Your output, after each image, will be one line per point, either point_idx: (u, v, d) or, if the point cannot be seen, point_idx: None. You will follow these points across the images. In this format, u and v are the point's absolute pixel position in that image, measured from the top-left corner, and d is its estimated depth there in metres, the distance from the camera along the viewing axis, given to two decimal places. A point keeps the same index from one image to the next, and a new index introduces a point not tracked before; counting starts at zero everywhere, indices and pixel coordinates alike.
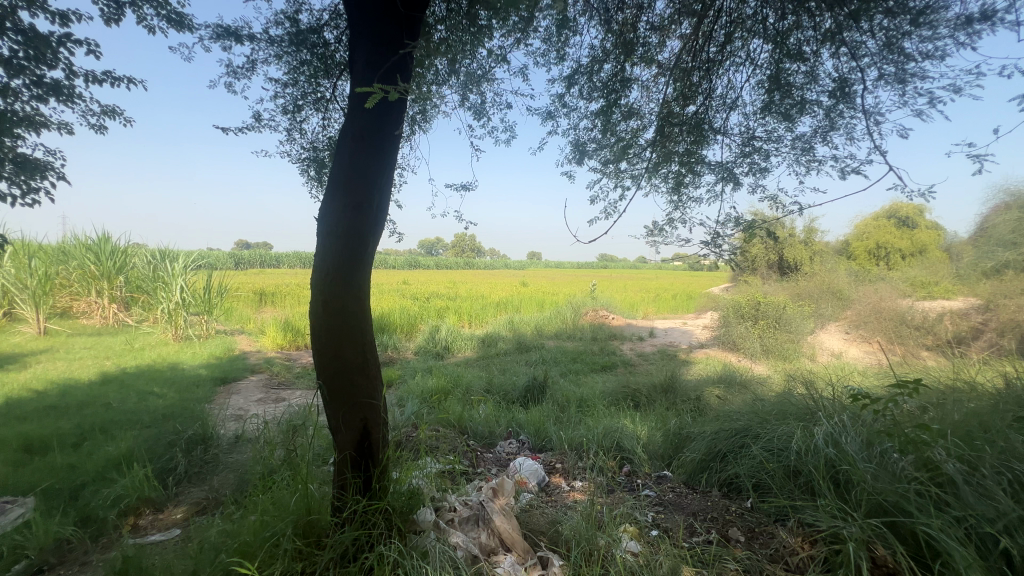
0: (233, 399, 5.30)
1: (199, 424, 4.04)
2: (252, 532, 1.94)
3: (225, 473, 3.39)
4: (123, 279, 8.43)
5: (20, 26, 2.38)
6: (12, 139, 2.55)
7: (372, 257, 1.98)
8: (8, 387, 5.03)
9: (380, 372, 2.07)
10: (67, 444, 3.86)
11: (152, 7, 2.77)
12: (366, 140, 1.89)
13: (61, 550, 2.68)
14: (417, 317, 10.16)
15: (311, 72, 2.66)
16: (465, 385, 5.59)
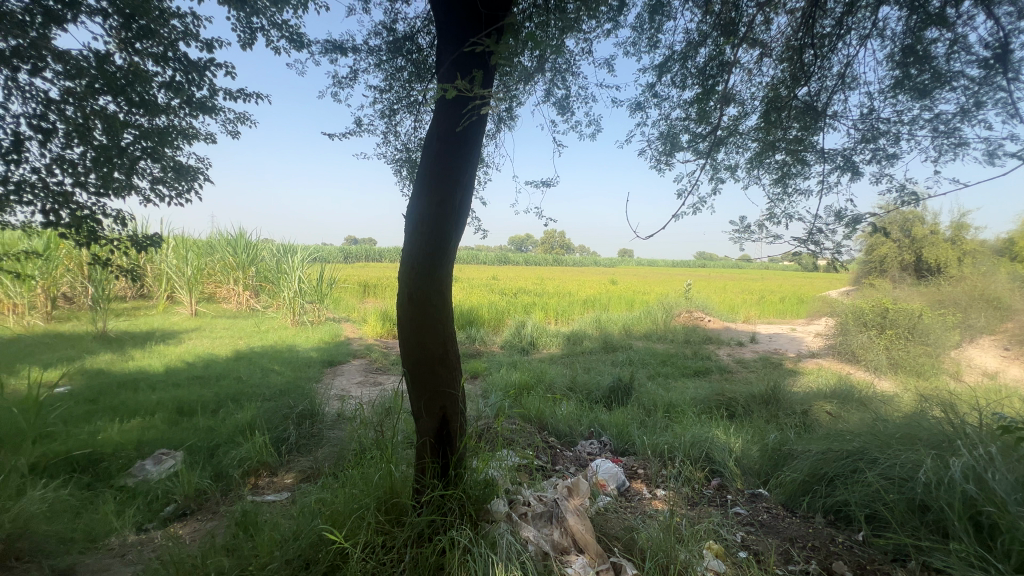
0: (337, 380, 5.84)
1: (308, 401, 4.50)
2: (341, 503, 2.12)
3: (327, 447, 3.75)
4: (254, 269, 9.67)
5: (178, 55, 2.82)
6: (172, 150, 3.03)
7: (454, 253, 2.06)
8: (167, 358, 6.04)
9: (459, 364, 2.15)
10: (208, 409, 4.55)
11: (277, 30, 3.13)
12: (450, 140, 1.97)
13: (199, 498, 3.16)
14: (505, 311, 10.38)
15: (406, 78, 2.82)
16: (549, 381, 5.59)
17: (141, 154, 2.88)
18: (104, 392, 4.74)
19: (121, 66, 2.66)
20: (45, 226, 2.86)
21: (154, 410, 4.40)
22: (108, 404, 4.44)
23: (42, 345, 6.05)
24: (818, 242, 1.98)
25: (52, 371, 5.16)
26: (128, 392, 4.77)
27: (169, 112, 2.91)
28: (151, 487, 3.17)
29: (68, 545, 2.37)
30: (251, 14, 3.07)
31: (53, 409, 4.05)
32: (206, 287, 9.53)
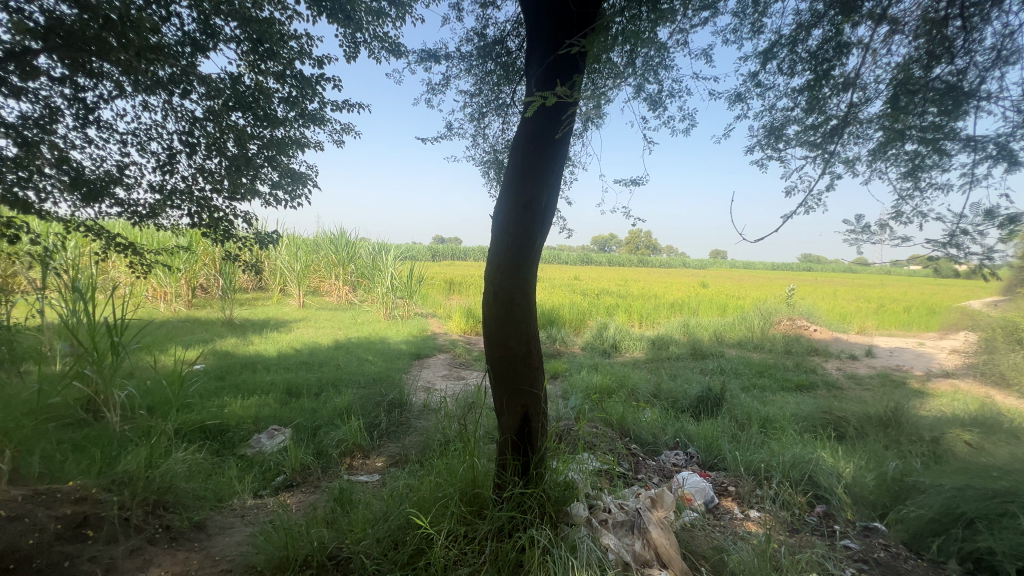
0: (424, 373, 6.14)
1: (398, 391, 4.80)
2: (427, 490, 2.22)
3: (414, 435, 3.97)
4: (353, 266, 10.50)
5: (295, 72, 3.14)
6: (288, 158, 3.38)
7: (539, 254, 2.08)
8: (280, 344, 6.77)
9: (542, 364, 2.16)
10: (313, 392, 5.02)
11: (378, 42, 3.36)
12: (537, 141, 1.99)
13: (304, 472, 3.50)
14: (586, 312, 10.24)
15: (495, 81, 2.88)
16: (631, 386, 5.43)
17: (263, 162, 3.25)
18: (230, 371, 5.43)
19: (249, 85, 3.03)
20: (189, 226, 3.34)
21: (269, 390, 4.95)
22: (233, 382, 5.07)
23: (184, 328, 7.08)
24: (963, 244, 1.71)
25: (191, 351, 6.02)
26: (248, 373, 5.42)
27: (286, 124, 3.24)
28: (265, 458, 3.57)
29: (202, 502, 2.73)
30: (356, 30, 3.32)
31: (192, 383, 4.72)
32: (312, 281, 10.52)
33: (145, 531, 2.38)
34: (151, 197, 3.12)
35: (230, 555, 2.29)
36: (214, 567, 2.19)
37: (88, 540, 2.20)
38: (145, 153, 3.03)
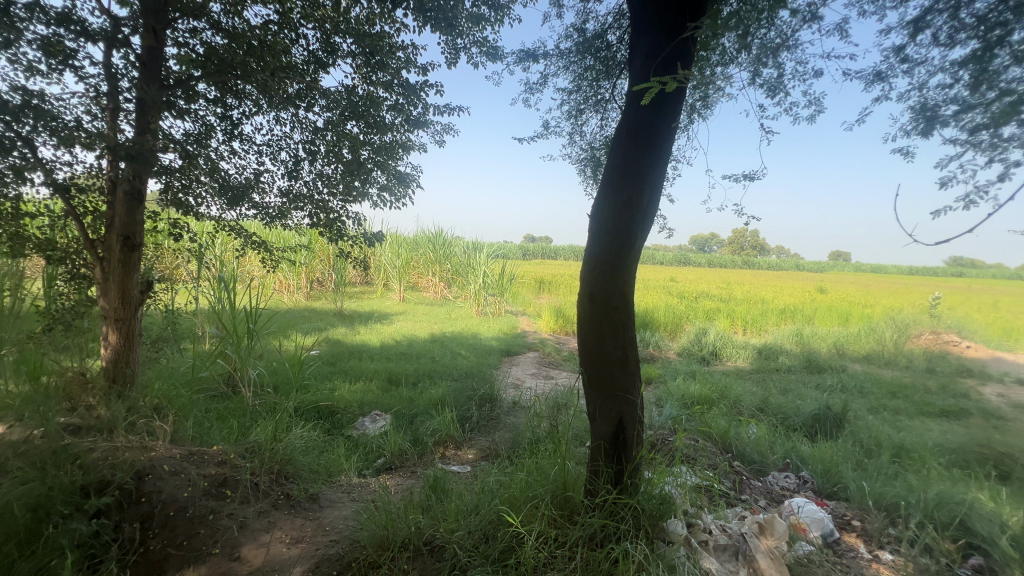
0: (514, 370, 6.24)
1: (488, 386, 4.93)
2: (518, 489, 2.24)
3: (504, 431, 4.04)
4: (448, 264, 10.99)
5: (402, 81, 3.33)
6: (395, 162, 3.60)
7: (639, 254, 1.99)
8: (383, 336, 7.29)
9: (639, 370, 2.07)
10: (411, 381, 5.34)
11: (477, 47, 3.45)
12: (639, 136, 1.90)
13: (402, 456, 3.73)
14: (683, 316, 9.70)
15: (593, 76, 2.81)
16: (734, 398, 5.02)
17: (373, 166, 3.50)
18: (340, 358, 5.97)
19: (362, 95, 3.27)
20: (310, 226, 3.70)
21: (373, 377, 5.36)
22: (342, 368, 5.57)
23: (304, 317, 7.93)
24: None
25: (309, 338, 6.72)
26: (356, 360, 5.92)
27: (393, 130, 3.46)
28: (369, 440, 3.86)
29: (316, 475, 3.02)
30: (457, 36, 3.44)
31: (309, 367, 5.27)
32: (411, 277, 11.19)
33: (270, 496, 2.68)
34: (280, 201, 3.51)
35: (339, 527, 2.50)
36: (325, 536, 2.41)
37: (226, 498, 2.53)
38: (276, 161, 3.41)
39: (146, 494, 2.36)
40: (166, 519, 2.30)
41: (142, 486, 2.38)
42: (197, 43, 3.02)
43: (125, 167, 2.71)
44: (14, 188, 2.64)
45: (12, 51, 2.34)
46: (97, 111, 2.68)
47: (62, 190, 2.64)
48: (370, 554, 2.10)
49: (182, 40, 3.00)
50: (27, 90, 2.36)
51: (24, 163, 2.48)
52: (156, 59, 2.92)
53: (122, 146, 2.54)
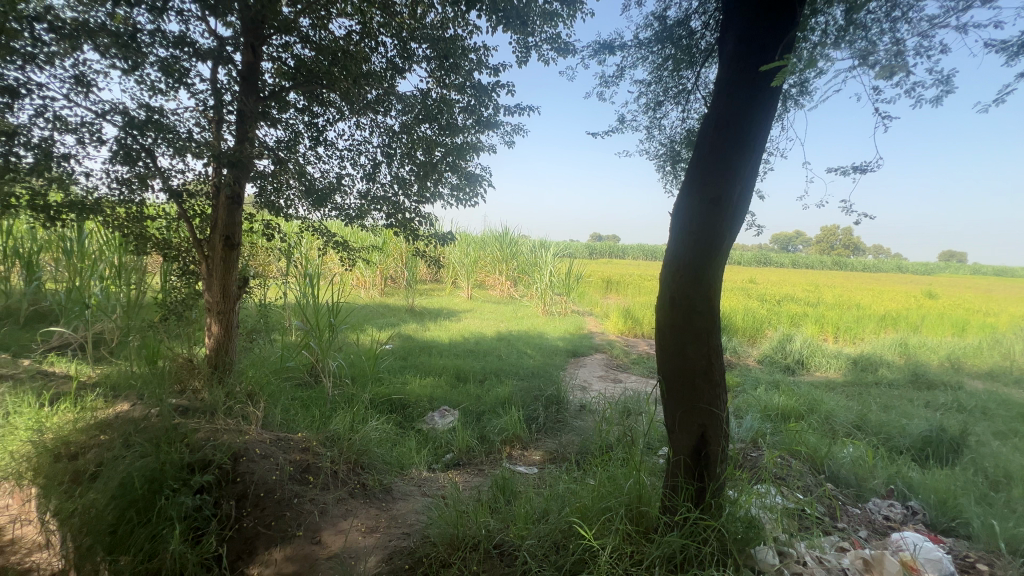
0: (581, 371, 6.13)
1: (555, 387, 4.88)
2: (590, 499, 2.16)
3: (571, 434, 3.97)
4: (515, 262, 11.05)
5: (474, 83, 3.35)
6: (466, 163, 3.64)
7: (726, 255, 1.84)
8: (451, 332, 7.47)
9: (725, 380, 1.92)
10: (478, 379, 5.42)
11: (549, 44, 3.40)
12: (730, 128, 1.76)
13: (469, 453, 3.79)
14: (764, 320, 9.03)
15: (673, 66, 2.65)
16: (824, 412, 4.57)
17: (445, 167, 3.56)
18: (412, 353, 6.18)
19: (436, 99, 3.34)
20: (386, 226, 3.84)
21: (442, 373, 5.49)
22: (413, 363, 5.76)
23: (378, 313, 8.33)
24: None
25: (383, 332, 7.04)
26: (426, 356, 6.10)
27: (465, 131, 3.49)
28: (438, 435, 3.95)
29: (390, 468, 3.14)
30: (529, 34, 3.41)
31: (383, 361, 5.50)
32: (479, 275, 11.36)
33: (347, 484, 2.81)
34: (359, 202, 3.68)
35: (410, 520, 2.56)
36: (397, 528, 2.48)
37: (309, 483, 2.68)
38: (356, 165, 3.58)
39: (240, 474, 2.55)
40: (257, 500, 2.47)
41: (237, 467, 2.57)
42: (289, 57, 3.24)
43: (227, 173, 2.96)
44: (138, 194, 2.99)
45: (138, 73, 2.64)
46: (204, 122, 2.95)
47: (175, 195, 2.94)
48: (441, 552, 2.12)
49: (275, 54, 3.22)
50: (149, 107, 2.66)
51: (146, 171, 2.79)
52: (254, 73, 3.17)
53: (224, 154, 2.78)
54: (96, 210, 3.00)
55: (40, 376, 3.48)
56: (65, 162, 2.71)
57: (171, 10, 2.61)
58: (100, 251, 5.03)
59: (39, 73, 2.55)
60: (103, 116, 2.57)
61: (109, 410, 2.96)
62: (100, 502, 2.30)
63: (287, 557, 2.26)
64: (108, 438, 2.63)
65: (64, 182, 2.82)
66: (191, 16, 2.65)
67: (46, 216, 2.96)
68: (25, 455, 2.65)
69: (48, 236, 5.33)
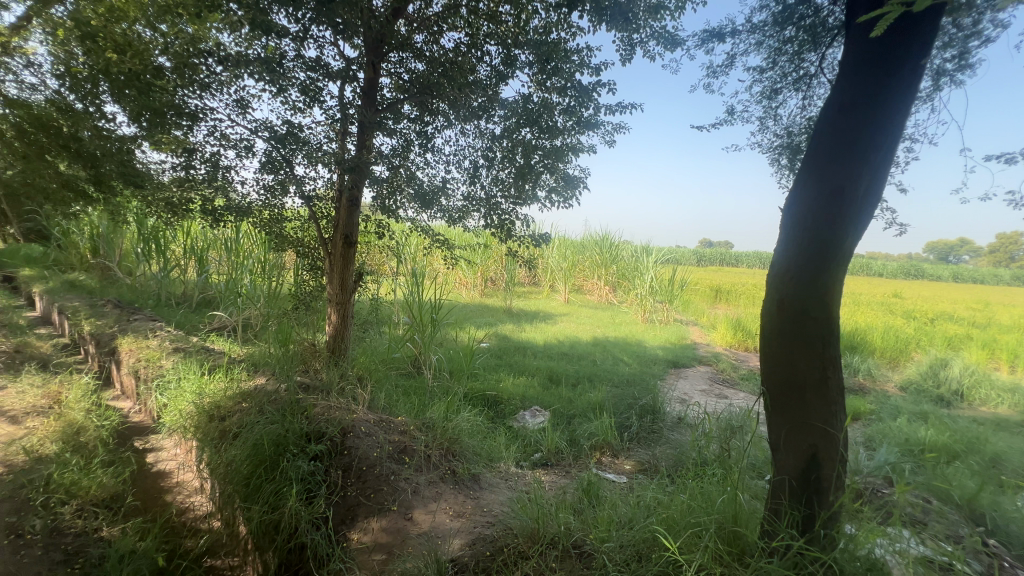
0: (681, 383, 5.77)
1: (651, 396, 4.66)
2: (678, 512, 2.05)
3: (666, 447, 3.77)
4: (614, 267, 10.72)
5: (576, 85, 3.35)
6: (565, 165, 3.66)
7: (849, 254, 1.62)
8: (546, 335, 7.52)
9: (843, 397, 1.69)
10: (571, 383, 5.38)
11: (654, 39, 3.28)
12: (855, 112, 1.56)
13: (558, 455, 3.78)
14: (909, 341, 7.73)
15: (795, 49, 2.39)
16: (988, 453, 3.78)
17: (543, 169, 3.61)
18: (507, 352, 6.33)
19: (537, 102, 3.40)
20: (485, 228, 3.99)
21: (536, 374, 5.55)
22: (508, 362, 5.90)
23: (477, 312, 8.68)
24: None
25: (481, 330, 7.31)
26: (520, 356, 6.22)
27: (564, 133, 3.51)
28: (528, 434, 4.00)
29: (479, 458, 3.25)
30: (633, 31, 3.32)
31: (479, 358, 5.72)
32: (577, 279, 11.26)
33: (439, 468, 2.96)
34: (462, 204, 3.87)
35: (495, 510, 2.63)
36: (482, 517, 2.55)
37: (405, 463, 2.87)
38: (460, 169, 3.77)
39: (347, 448, 2.82)
40: (360, 472, 2.71)
41: (345, 441, 2.85)
42: (404, 71, 3.53)
43: (348, 178, 3.32)
44: (278, 197, 3.47)
45: (284, 95, 3.07)
46: (332, 134, 3.34)
47: (307, 198, 3.37)
48: (520, 544, 2.16)
49: (393, 70, 3.53)
50: (290, 123, 3.07)
51: (285, 178, 3.24)
52: (374, 88, 3.51)
53: (347, 161, 3.12)
54: (248, 212, 3.55)
55: (204, 350, 4.19)
56: (227, 172, 3.24)
57: (310, 38, 3.00)
58: (251, 248, 5.92)
59: (211, 99, 3.08)
60: (255, 132, 3.04)
61: (250, 382, 3.46)
62: (239, 457, 2.70)
63: (383, 528, 2.45)
64: (248, 406, 3.08)
65: (226, 189, 3.38)
66: (325, 41, 3.02)
67: (212, 217, 3.57)
68: (189, 413, 3.21)
69: (215, 236, 6.41)
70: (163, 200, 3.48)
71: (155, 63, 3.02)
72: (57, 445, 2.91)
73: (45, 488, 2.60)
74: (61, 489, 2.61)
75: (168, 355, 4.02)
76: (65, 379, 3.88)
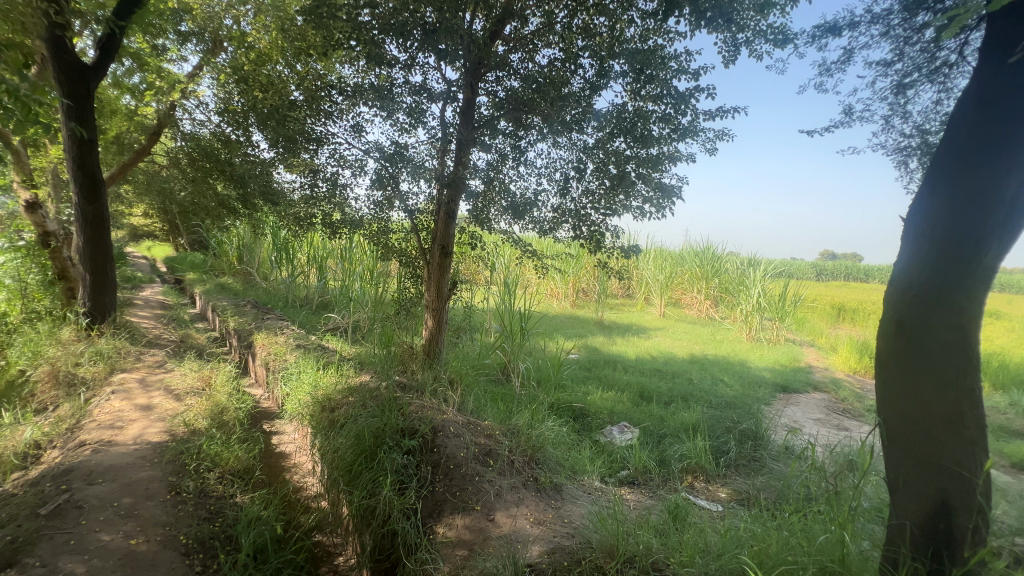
0: (790, 409, 5.23)
1: (753, 421, 4.30)
2: (773, 547, 1.91)
3: (768, 478, 3.46)
4: (717, 280, 9.90)
5: (673, 92, 3.25)
6: (659, 174, 3.55)
7: (991, 271, 1.40)
8: (639, 349, 7.28)
9: (983, 435, 1.45)
10: (663, 400, 5.15)
11: (761, 37, 3.09)
12: (996, 108, 1.36)
13: (646, 474, 3.65)
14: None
15: (930, 36, 2.10)
16: None
17: (636, 179, 3.54)
18: (596, 365, 6.23)
19: (631, 111, 3.37)
20: (575, 239, 4.01)
21: (625, 389, 5.40)
22: (597, 375, 5.82)
23: (568, 323, 8.69)
24: None
25: (571, 342, 7.29)
26: (610, 369, 6.09)
27: (661, 141, 3.42)
28: (615, 450, 3.92)
29: (562, 469, 3.24)
30: (737, 31, 3.15)
31: (568, 369, 5.70)
32: (675, 292, 10.76)
33: (522, 474, 3.02)
34: (553, 215, 3.94)
35: (576, 523, 2.61)
36: (562, 527, 2.55)
37: (489, 466, 2.97)
38: (551, 181, 3.85)
39: (437, 445, 2.99)
40: (448, 470, 2.87)
41: (435, 439, 3.02)
42: (500, 89, 3.70)
43: (446, 192, 3.56)
44: (386, 211, 3.82)
45: (393, 118, 3.38)
46: (433, 151, 3.60)
47: (409, 211, 3.67)
48: (598, 558, 2.13)
49: (490, 89, 3.72)
50: (397, 143, 3.38)
51: (392, 193, 3.57)
52: (472, 107, 3.72)
53: (445, 176, 3.37)
54: (360, 225, 3.96)
55: (320, 348, 4.72)
56: (344, 189, 3.66)
57: (416, 64, 3.28)
58: (362, 258, 6.54)
59: (332, 125, 3.51)
60: (368, 152, 3.39)
61: (356, 379, 3.83)
62: (344, 445, 3.00)
63: (466, 526, 2.56)
64: (354, 399, 3.41)
65: (343, 205, 3.80)
66: (429, 67, 3.29)
67: (331, 229, 4.03)
68: (306, 403, 3.63)
69: (333, 246, 7.19)
70: (293, 215, 4.01)
71: (290, 98, 3.51)
72: (206, 421, 3.47)
73: (196, 455, 3.11)
74: (208, 458, 3.10)
75: (292, 351, 4.59)
76: (215, 366, 4.60)
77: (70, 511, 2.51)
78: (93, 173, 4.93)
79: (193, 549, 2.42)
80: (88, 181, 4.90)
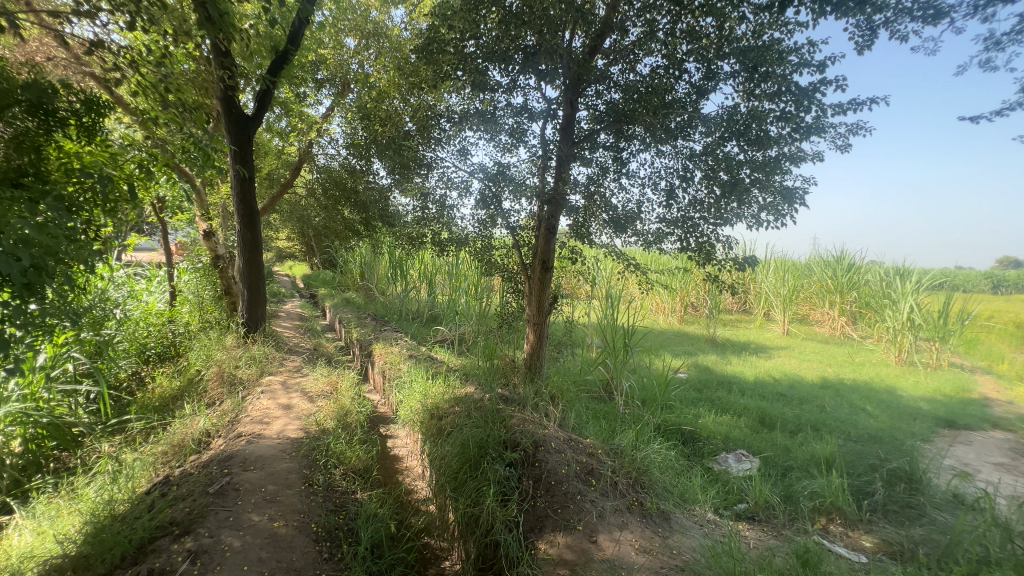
0: (959, 449, 4.33)
1: (907, 459, 3.63)
2: None
3: (927, 528, 2.90)
4: (854, 294, 8.55)
5: (794, 87, 2.96)
6: (780, 177, 3.23)
7: None
8: (759, 370, 6.63)
9: None
10: (788, 429, 4.62)
11: (905, 15, 2.69)
12: None
13: (768, 510, 3.29)
14: None
15: None
16: None
17: (752, 185, 3.25)
18: (707, 387, 5.78)
19: (744, 113, 3.14)
20: (682, 251, 3.80)
21: (743, 413, 4.95)
22: (709, 397, 5.39)
23: (674, 339, 8.25)
24: None
25: (679, 360, 6.88)
26: (723, 391, 5.62)
27: (780, 142, 3.12)
28: (730, 481, 3.59)
29: (670, 496, 3.04)
30: (874, 11, 2.78)
31: (676, 389, 5.37)
32: (801, 308, 9.63)
33: (625, 497, 2.88)
34: (657, 227, 3.79)
35: (686, 555, 2.42)
36: (670, 558, 2.38)
37: (592, 485, 2.89)
38: (655, 191, 3.72)
39: (538, 460, 3.00)
40: (549, 485, 2.85)
41: (536, 453, 3.03)
42: (601, 102, 3.69)
43: (547, 209, 3.61)
44: (489, 228, 3.99)
45: (496, 140, 3.54)
46: (533, 168, 3.68)
47: (511, 227, 3.78)
48: None
49: (591, 103, 3.72)
50: (499, 163, 3.53)
51: (496, 211, 3.72)
52: (573, 123, 3.76)
53: (546, 193, 3.42)
54: (466, 243, 4.17)
55: (429, 359, 5.02)
56: (451, 209, 3.90)
57: (518, 87, 3.41)
58: (467, 274, 6.87)
59: (441, 150, 3.78)
60: (473, 174, 3.58)
61: (462, 389, 4.00)
62: (451, 453, 3.14)
63: (568, 544, 2.51)
64: (459, 409, 3.56)
65: (450, 224, 4.04)
66: (531, 88, 3.40)
67: (440, 247, 4.30)
68: (416, 410, 3.87)
69: (441, 263, 7.65)
70: (406, 234, 4.35)
71: (405, 128, 3.85)
72: (334, 422, 3.88)
73: (326, 452, 3.49)
74: (335, 456, 3.45)
75: (405, 361, 4.96)
76: (341, 373, 5.13)
77: (230, 492, 2.94)
78: (250, 206, 5.85)
79: (322, 536, 2.69)
80: (247, 212, 5.83)
